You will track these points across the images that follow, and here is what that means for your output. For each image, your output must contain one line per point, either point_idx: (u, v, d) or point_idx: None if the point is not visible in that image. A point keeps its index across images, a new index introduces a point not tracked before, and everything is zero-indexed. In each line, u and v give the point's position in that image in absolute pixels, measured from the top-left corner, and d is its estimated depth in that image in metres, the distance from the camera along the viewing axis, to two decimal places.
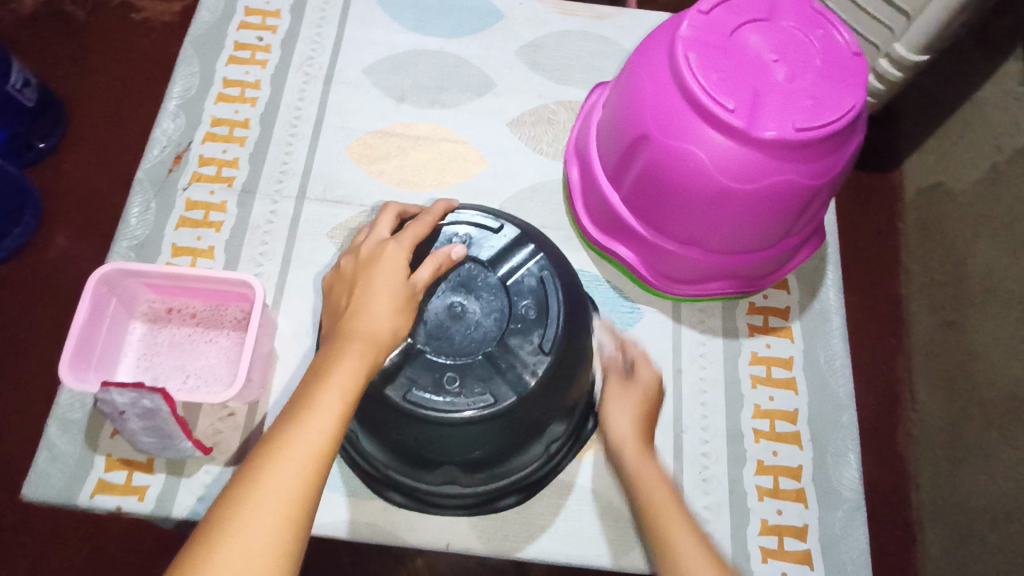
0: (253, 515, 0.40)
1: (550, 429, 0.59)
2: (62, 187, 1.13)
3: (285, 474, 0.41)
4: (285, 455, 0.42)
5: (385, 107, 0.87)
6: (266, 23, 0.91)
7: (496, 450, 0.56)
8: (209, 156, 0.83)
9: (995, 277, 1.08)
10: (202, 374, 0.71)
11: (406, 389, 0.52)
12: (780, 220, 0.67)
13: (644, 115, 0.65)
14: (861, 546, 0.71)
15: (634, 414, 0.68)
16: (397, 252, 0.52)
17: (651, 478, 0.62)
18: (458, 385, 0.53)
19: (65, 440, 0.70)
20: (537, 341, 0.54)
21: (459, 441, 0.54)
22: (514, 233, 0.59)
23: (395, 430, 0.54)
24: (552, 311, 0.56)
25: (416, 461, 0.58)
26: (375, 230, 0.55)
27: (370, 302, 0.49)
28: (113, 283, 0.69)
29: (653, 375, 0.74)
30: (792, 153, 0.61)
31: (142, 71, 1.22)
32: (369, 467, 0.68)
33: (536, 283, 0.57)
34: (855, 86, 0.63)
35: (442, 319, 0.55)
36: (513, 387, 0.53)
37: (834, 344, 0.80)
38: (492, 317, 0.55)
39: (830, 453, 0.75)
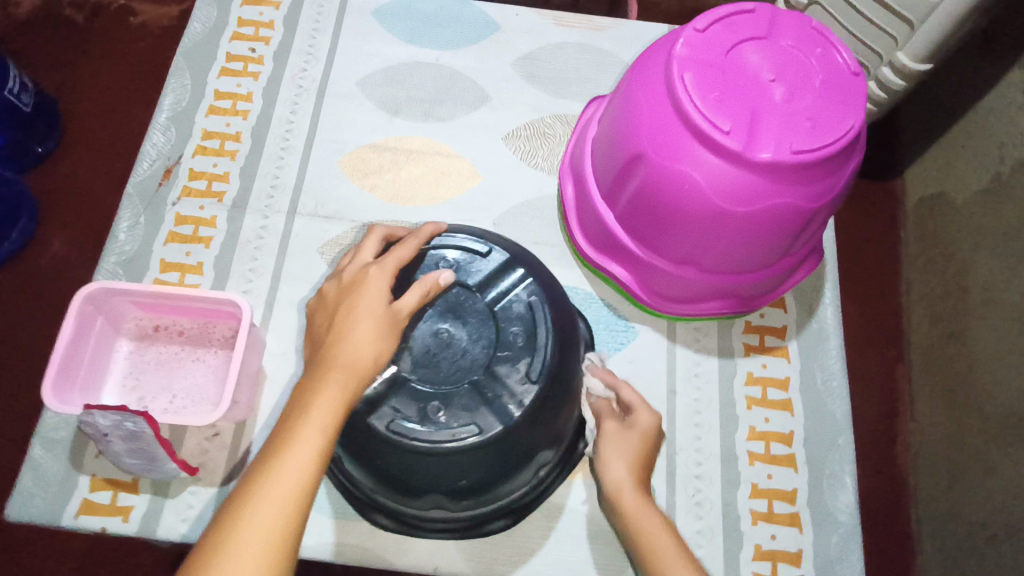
0: (228, 564, 0.40)
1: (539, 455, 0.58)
2: (54, 192, 1.11)
3: (264, 516, 0.41)
4: (262, 499, 0.42)
5: (378, 120, 0.86)
6: (259, 34, 0.90)
7: (483, 478, 0.55)
8: (199, 170, 0.82)
9: (998, 283, 0.97)
10: (189, 394, 0.70)
11: (391, 419, 0.52)
12: (777, 241, 0.66)
13: (639, 136, 0.64)
14: (855, 571, 0.70)
15: (632, 470, 0.62)
16: (380, 277, 0.51)
17: (655, 531, 0.58)
18: (444, 415, 0.52)
19: (48, 459, 0.69)
20: (524, 370, 0.54)
21: (445, 470, 0.53)
22: (502, 256, 0.58)
23: (381, 458, 0.53)
24: (541, 339, 0.55)
25: (402, 488, 0.57)
26: (360, 253, 0.54)
27: (352, 328, 0.48)
28: (98, 302, 0.68)
29: (652, 422, 0.66)
30: (788, 175, 0.60)
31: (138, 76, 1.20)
32: (356, 490, 0.67)
33: (525, 309, 0.56)
34: (853, 107, 0.62)
35: (428, 345, 0.54)
36: (499, 418, 0.52)
37: (831, 364, 0.79)
38: (479, 345, 0.54)
39: (826, 475, 0.74)
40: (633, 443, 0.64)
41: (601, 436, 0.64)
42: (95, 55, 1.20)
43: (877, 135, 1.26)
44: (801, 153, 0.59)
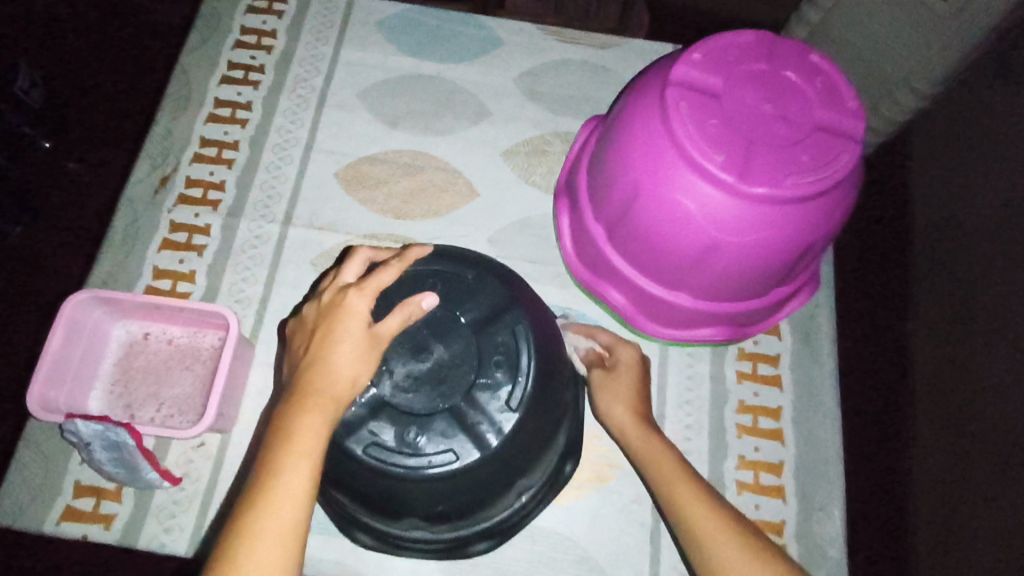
0: None
1: (519, 477, 0.58)
2: (50, 187, 1.09)
3: (263, 573, 0.41)
4: (258, 543, 0.41)
5: (377, 133, 0.86)
6: (262, 43, 0.90)
7: (461, 502, 0.55)
8: (196, 178, 0.82)
9: None
10: (176, 404, 0.70)
11: (368, 441, 0.51)
12: (772, 271, 0.65)
13: (634, 163, 0.64)
14: None
15: (625, 404, 0.68)
16: (359, 299, 0.50)
17: (653, 446, 0.64)
18: (422, 440, 0.52)
19: (35, 464, 0.69)
20: (504, 398, 0.53)
21: (423, 494, 0.53)
22: (488, 279, 0.58)
23: (359, 481, 0.53)
24: (523, 366, 0.54)
25: (379, 508, 0.56)
26: (341, 274, 0.54)
27: (330, 354, 0.48)
28: (87, 310, 0.68)
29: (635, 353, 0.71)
30: (783, 207, 0.60)
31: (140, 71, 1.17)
32: (337, 508, 0.64)
33: (509, 333, 0.55)
34: (850, 139, 0.61)
35: (408, 368, 0.53)
36: (478, 445, 0.52)
37: (825, 393, 0.78)
38: (460, 370, 0.54)
39: (815, 508, 0.73)
40: (626, 380, 0.70)
41: (593, 388, 0.70)
42: (104, 49, 1.17)
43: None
44: (795, 185, 0.59)
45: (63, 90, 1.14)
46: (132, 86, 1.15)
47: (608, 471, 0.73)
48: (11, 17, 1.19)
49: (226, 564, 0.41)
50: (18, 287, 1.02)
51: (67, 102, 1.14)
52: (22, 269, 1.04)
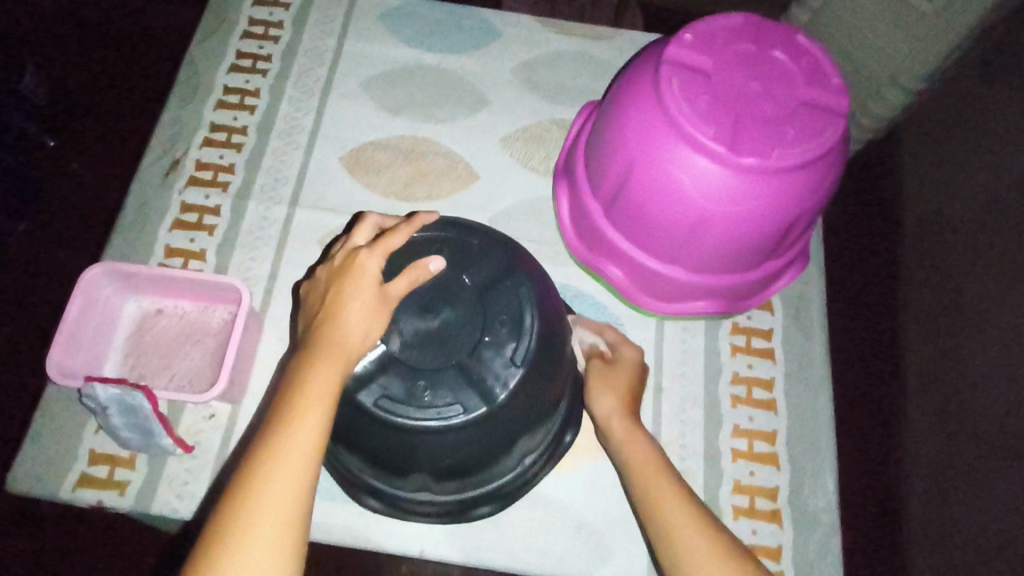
0: (251, 533, 0.42)
1: (522, 437, 0.61)
2: (54, 181, 1.11)
3: (279, 498, 0.43)
4: (275, 471, 0.44)
5: (381, 120, 0.89)
6: (269, 34, 0.93)
7: (465, 457, 0.58)
8: (206, 161, 0.84)
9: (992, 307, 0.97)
10: (187, 375, 0.72)
11: (377, 395, 0.54)
12: (763, 243, 0.68)
13: (628, 140, 0.67)
14: (835, 571, 0.71)
15: (616, 394, 0.67)
16: (369, 258, 0.52)
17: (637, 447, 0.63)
18: (430, 395, 0.54)
19: (51, 433, 0.71)
20: (509, 355, 0.56)
21: (431, 448, 0.56)
22: (492, 245, 0.60)
23: (370, 436, 0.56)
24: (526, 326, 0.57)
25: (388, 464, 0.59)
26: (351, 238, 0.56)
27: (342, 309, 0.51)
28: (101, 282, 0.70)
29: (636, 355, 0.72)
30: (772, 179, 0.63)
31: (142, 68, 1.20)
32: (346, 473, 0.67)
33: (512, 296, 0.58)
34: (835, 115, 0.64)
35: (416, 326, 0.56)
36: (483, 399, 0.55)
37: (815, 366, 0.80)
38: (466, 330, 0.56)
39: (807, 475, 0.75)
40: (621, 376, 0.69)
41: (588, 374, 0.70)
42: (111, 45, 1.20)
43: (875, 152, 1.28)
44: (782, 157, 0.62)
45: (69, 87, 1.17)
46: (138, 82, 1.18)
47: None
48: (16, 18, 1.22)
49: (240, 499, 0.43)
50: (27, 277, 1.05)
51: (69, 100, 1.17)
52: (33, 259, 1.06)
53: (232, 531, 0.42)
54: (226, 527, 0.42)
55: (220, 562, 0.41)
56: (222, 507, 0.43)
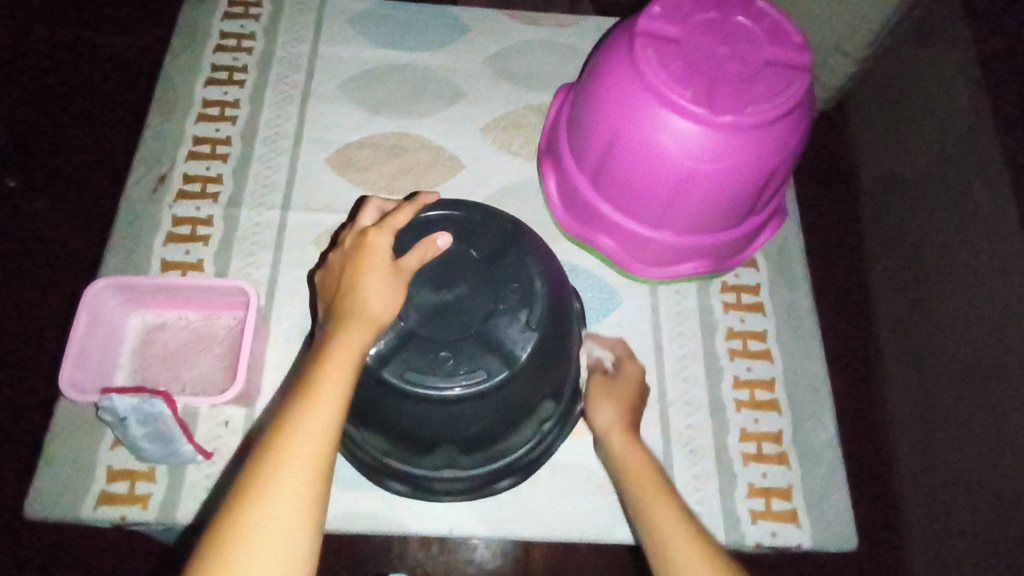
0: (274, 490, 0.43)
1: (541, 402, 0.63)
2: (25, 215, 1.09)
3: (303, 457, 0.44)
4: (298, 432, 0.45)
5: (362, 120, 0.91)
6: (242, 45, 0.94)
7: (488, 425, 0.60)
8: (193, 174, 0.85)
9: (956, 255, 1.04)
10: (199, 383, 0.72)
11: (402, 368, 0.56)
12: (744, 198, 0.72)
13: (609, 110, 0.70)
14: (843, 503, 0.74)
15: (614, 404, 0.71)
16: (379, 236, 0.54)
17: (633, 453, 0.65)
18: (453, 363, 0.56)
19: (65, 455, 0.71)
20: (524, 319, 0.58)
21: (457, 416, 0.58)
22: (493, 220, 0.63)
23: (397, 411, 0.58)
24: (537, 291, 0.59)
25: (414, 440, 0.61)
26: (358, 222, 0.58)
27: (359, 284, 0.52)
28: (103, 298, 0.70)
29: (637, 375, 0.75)
30: (749, 133, 0.66)
31: (103, 94, 1.18)
32: (369, 459, 0.69)
33: (520, 265, 0.60)
34: (800, 70, 0.68)
35: (431, 300, 0.58)
36: (505, 362, 0.57)
37: (803, 314, 0.84)
38: (479, 299, 0.59)
39: (807, 416, 0.79)
40: (622, 393, 0.72)
41: (588, 385, 0.74)
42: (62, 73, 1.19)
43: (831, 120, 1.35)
44: (756, 112, 0.65)
45: (29, 120, 1.15)
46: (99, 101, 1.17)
47: None
48: None
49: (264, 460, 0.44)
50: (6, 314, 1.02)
51: (30, 133, 1.14)
52: (10, 295, 1.03)
53: (257, 485, 0.43)
54: (250, 483, 0.43)
55: (246, 517, 0.42)
56: (248, 466, 0.44)
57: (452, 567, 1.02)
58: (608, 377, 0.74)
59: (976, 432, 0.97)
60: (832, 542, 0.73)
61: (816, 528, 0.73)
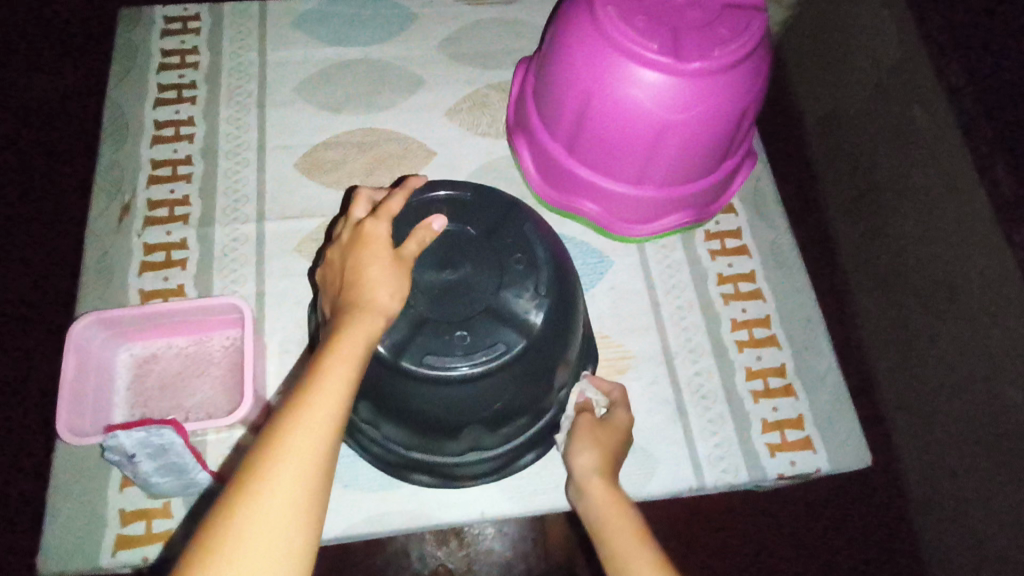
0: (274, 482, 0.40)
1: (559, 370, 0.64)
2: None
3: (304, 449, 0.41)
4: (303, 422, 0.42)
5: (324, 120, 0.89)
6: (187, 61, 0.91)
7: (511, 399, 0.60)
8: (158, 199, 0.82)
9: (906, 176, 1.09)
10: (203, 408, 0.70)
11: (422, 354, 0.56)
12: (718, 142, 0.73)
13: (578, 73, 0.70)
14: (851, 425, 0.77)
15: (600, 452, 0.63)
16: (376, 224, 0.53)
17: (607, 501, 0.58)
18: (469, 342, 0.57)
19: (71, 504, 0.68)
20: (532, 288, 0.59)
21: (478, 393, 0.58)
22: (485, 197, 0.63)
23: (419, 398, 0.58)
24: (540, 259, 0.60)
25: (439, 426, 0.61)
26: (351, 214, 0.57)
27: (363, 273, 0.51)
28: (91, 336, 0.68)
29: (628, 420, 0.68)
30: (717, 77, 0.68)
31: (39, 133, 1.12)
32: (392, 456, 0.69)
33: (519, 236, 0.61)
34: (757, 11, 0.70)
35: (437, 283, 0.58)
36: (520, 332, 0.57)
37: (784, 251, 0.86)
38: (484, 275, 0.59)
39: (805, 347, 0.81)
40: (608, 433, 0.65)
41: (575, 426, 0.66)
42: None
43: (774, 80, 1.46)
44: (722, 55, 0.67)
45: None
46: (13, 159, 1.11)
47: (625, 362, 0.79)
48: None
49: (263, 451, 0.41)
50: None
51: None
52: None
53: (254, 477, 0.40)
54: (246, 475, 0.40)
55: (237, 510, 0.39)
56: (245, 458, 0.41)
57: (481, 551, 1.03)
58: (597, 419, 0.67)
59: (951, 342, 0.99)
60: (848, 462, 0.75)
61: (831, 451, 0.76)
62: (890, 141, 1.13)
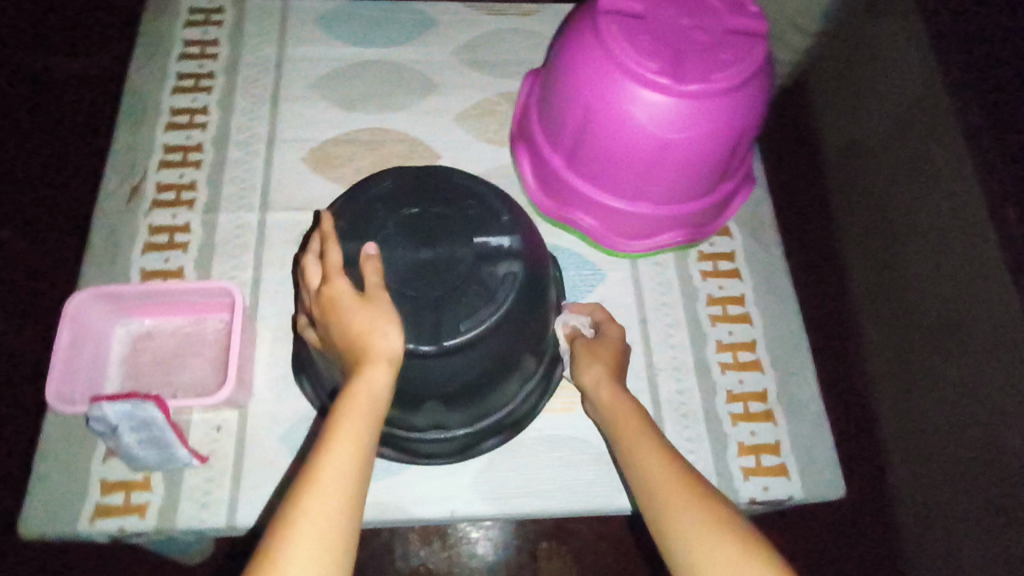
0: (304, 538, 0.47)
1: (549, 290, 0.70)
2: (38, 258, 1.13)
3: (327, 505, 0.48)
4: (323, 484, 0.49)
5: (336, 117, 0.91)
6: (206, 52, 0.94)
7: (532, 323, 0.66)
8: (166, 182, 0.85)
9: (918, 214, 1.09)
10: (191, 386, 0.72)
11: (457, 323, 0.61)
12: (715, 165, 0.74)
13: (580, 88, 0.72)
14: (829, 454, 0.77)
15: (601, 362, 0.69)
16: (333, 285, 0.56)
17: (615, 400, 0.65)
18: (485, 288, 0.62)
19: (56, 469, 0.70)
20: (503, 217, 0.66)
21: (513, 326, 0.63)
22: (433, 181, 0.68)
23: (474, 364, 0.63)
24: (495, 202, 0.67)
25: (485, 383, 0.66)
26: (309, 283, 0.59)
27: (344, 332, 0.55)
28: (87, 308, 0.70)
29: (620, 336, 0.73)
30: (715, 100, 0.69)
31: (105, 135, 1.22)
32: (458, 444, 0.72)
33: (478, 200, 0.67)
34: (759, 39, 0.71)
35: (417, 263, 0.63)
36: (512, 257, 0.64)
37: (777, 277, 0.87)
38: (455, 240, 0.64)
39: (789, 374, 0.81)
40: (606, 348, 0.71)
41: (576, 348, 0.72)
42: (14, 118, 1.22)
43: (795, 108, 1.47)
44: (721, 80, 0.68)
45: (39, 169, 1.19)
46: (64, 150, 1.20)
47: None
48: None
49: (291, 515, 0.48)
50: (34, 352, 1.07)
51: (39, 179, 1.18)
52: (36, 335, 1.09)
53: (286, 538, 0.47)
54: (280, 535, 0.47)
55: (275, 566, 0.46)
56: (276, 520, 0.48)
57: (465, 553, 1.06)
58: (593, 340, 0.72)
59: (950, 384, 0.99)
60: (822, 491, 0.75)
61: (805, 479, 0.75)
62: (906, 177, 1.12)
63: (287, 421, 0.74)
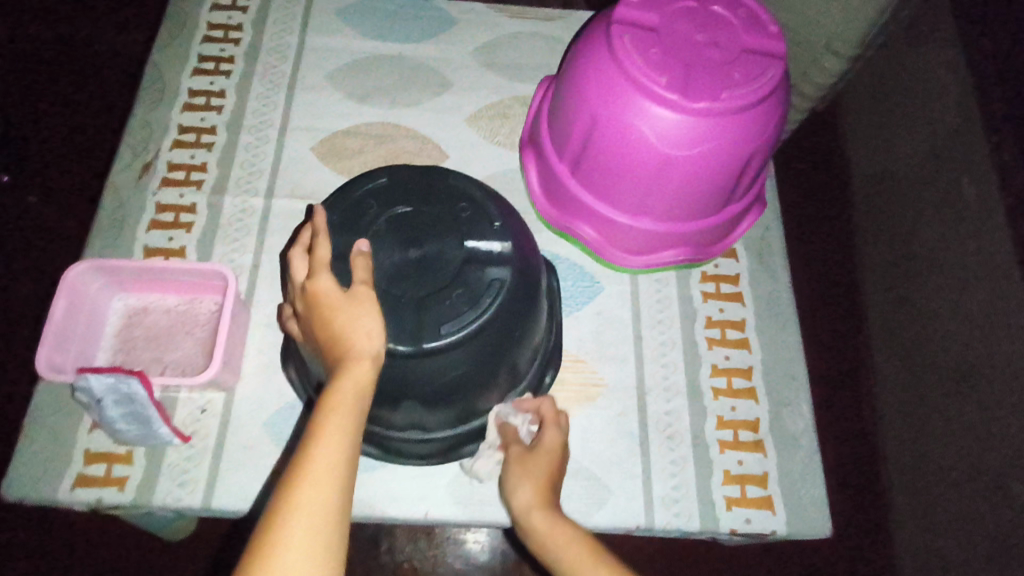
0: (291, 537, 0.45)
1: (541, 300, 0.70)
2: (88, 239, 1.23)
3: (316, 502, 0.46)
4: (311, 481, 0.47)
5: (349, 109, 0.92)
6: (228, 36, 0.95)
7: (517, 333, 0.65)
8: (177, 162, 0.86)
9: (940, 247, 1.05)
10: (180, 365, 0.73)
11: (438, 325, 0.60)
12: (721, 185, 0.72)
13: (589, 97, 0.71)
14: (818, 489, 0.75)
15: (536, 483, 0.62)
16: (318, 280, 0.56)
17: (555, 530, 0.58)
18: (468, 293, 0.62)
19: (42, 435, 0.71)
20: (495, 222, 0.66)
21: (495, 333, 0.62)
22: (428, 179, 0.68)
23: (454, 368, 0.62)
24: (489, 206, 0.67)
25: (465, 388, 0.65)
26: (295, 277, 0.59)
27: (331, 325, 0.55)
28: (85, 280, 0.71)
29: (558, 439, 0.67)
30: (725, 119, 0.67)
31: None
32: (436, 448, 0.71)
33: (472, 201, 0.67)
34: (775, 58, 0.69)
35: (404, 262, 0.63)
36: (500, 263, 0.63)
37: (780, 303, 0.85)
38: (444, 242, 0.64)
39: (784, 403, 0.79)
40: (539, 460, 0.64)
41: (507, 461, 0.65)
42: (89, 109, 1.36)
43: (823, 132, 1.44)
44: (731, 99, 0.66)
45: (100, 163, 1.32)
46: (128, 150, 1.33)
47: (595, 390, 0.78)
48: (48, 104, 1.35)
49: (277, 514, 0.46)
50: None
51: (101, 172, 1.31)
52: None
53: (273, 539, 0.45)
54: (267, 535, 0.45)
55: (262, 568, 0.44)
56: (263, 520, 0.46)
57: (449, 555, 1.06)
58: (524, 449, 0.66)
59: None
60: (806, 528, 0.73)
61: (790, 514, 0.73)
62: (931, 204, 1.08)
63: (271, 407, 0.74)
